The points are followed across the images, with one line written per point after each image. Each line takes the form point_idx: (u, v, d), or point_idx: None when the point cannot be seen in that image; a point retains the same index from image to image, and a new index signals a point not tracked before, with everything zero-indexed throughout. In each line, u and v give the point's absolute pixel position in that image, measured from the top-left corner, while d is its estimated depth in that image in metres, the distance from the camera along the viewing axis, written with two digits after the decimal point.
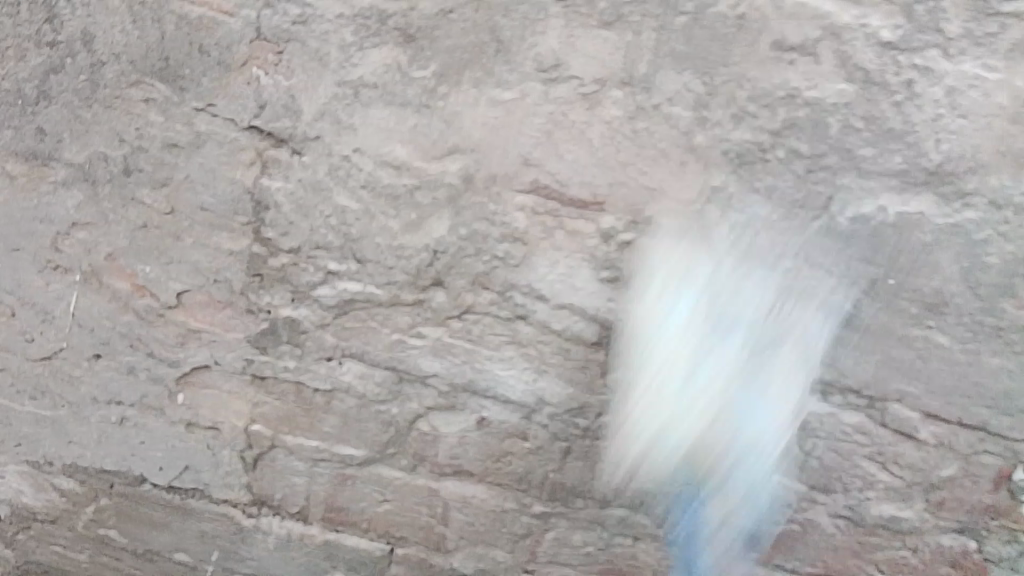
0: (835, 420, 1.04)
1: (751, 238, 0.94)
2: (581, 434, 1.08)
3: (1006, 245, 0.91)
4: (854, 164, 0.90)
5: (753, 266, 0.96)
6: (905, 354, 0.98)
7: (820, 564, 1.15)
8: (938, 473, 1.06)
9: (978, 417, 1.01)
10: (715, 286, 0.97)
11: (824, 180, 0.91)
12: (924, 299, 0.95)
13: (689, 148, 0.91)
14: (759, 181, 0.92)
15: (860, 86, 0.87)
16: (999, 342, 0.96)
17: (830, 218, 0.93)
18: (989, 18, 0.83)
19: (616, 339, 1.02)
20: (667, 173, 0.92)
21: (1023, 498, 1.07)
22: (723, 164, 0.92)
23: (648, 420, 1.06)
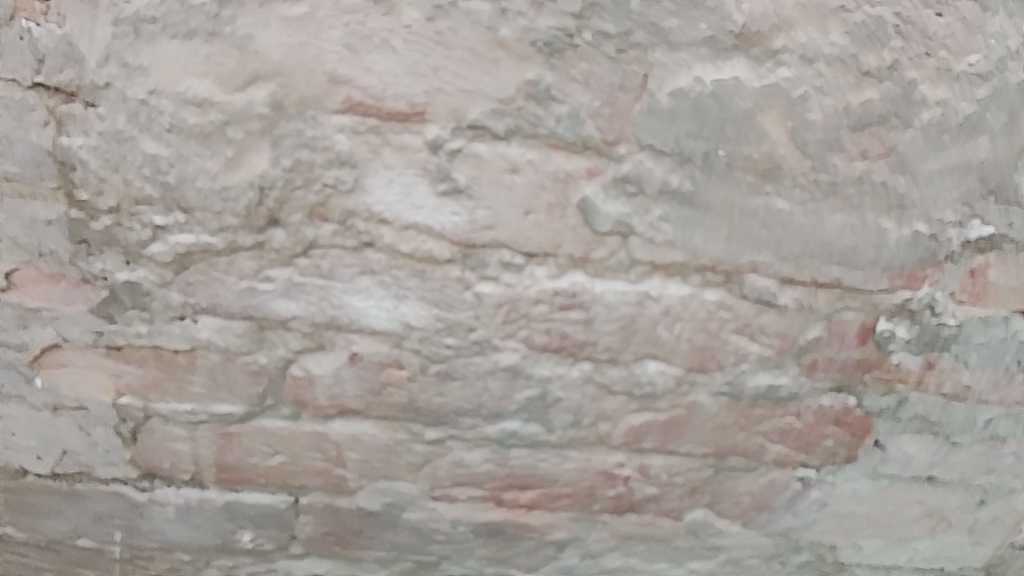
0: (696, 299, 1.06)
1: (583, 129, 0.95)
2: (453, 353, 1.08)
3: (825, 99, 0.95)
4: (661, 38, 0.91)
5: (586, 160, 0.97)
6: (751, 224, 1.01)
7: (712, 445, 1.17)
8: (805, 336, 1.10)
9: (831, 275, 1.05)
10: (553, 185, 0.98)
11: (637, 60, 0.92)
12: (758, 166, 0.98)
13: (496, 43, 0.91)
14: (575, 70, 0.92)
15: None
16: (838, 199, 1.01)
17: (650, 99, 0.94)
18: None
19: (470, 253, 1.01)
20: (481, 73, 0.92)
21: (891, 349, 1.12)
22: (535, 57, 0.92)
23: (511, 326, 1.06)
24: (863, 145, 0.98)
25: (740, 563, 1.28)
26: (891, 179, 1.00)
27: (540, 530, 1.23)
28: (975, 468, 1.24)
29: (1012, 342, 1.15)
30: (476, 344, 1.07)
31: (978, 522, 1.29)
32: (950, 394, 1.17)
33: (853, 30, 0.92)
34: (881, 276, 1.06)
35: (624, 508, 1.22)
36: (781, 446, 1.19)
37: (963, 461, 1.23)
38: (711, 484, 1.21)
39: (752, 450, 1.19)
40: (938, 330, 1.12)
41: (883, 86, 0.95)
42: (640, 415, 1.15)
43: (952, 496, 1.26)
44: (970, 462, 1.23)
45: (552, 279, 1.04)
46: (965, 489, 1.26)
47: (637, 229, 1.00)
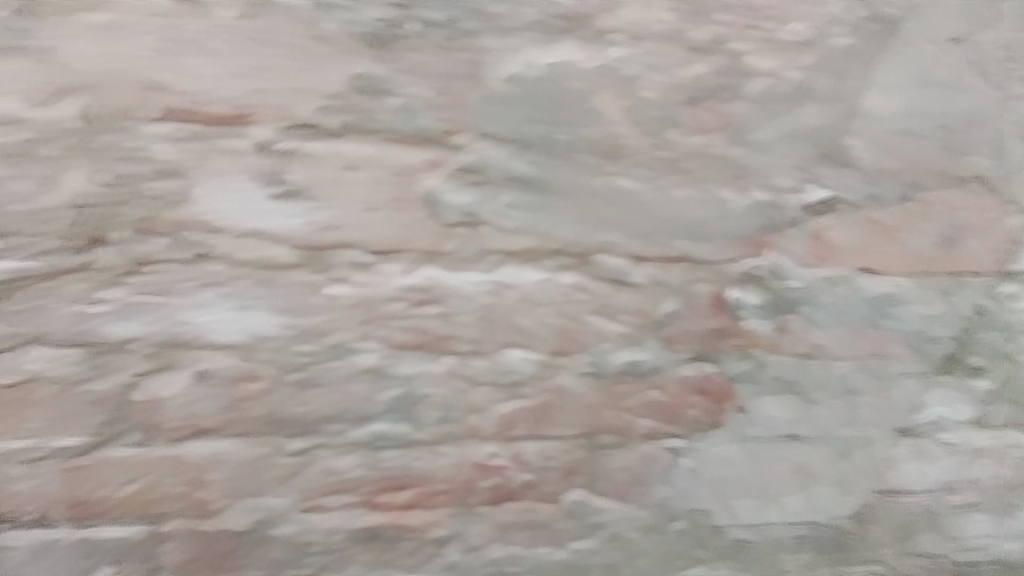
0: (553, 283, 1.06)
1: (419, 120, 0.93)
2: (312, 359, 1.05)
3: (658, 77, 0.95)
4: (491, 25, 0.90)
5: (423, 153, 0.94)
6: (597, 205, 1.01)
7: (583, 426, 1.19)
8: (662, 310, 1.12)
9: (679, 249, 1.07)
10: (394, 180, 0.95)
11: (467, 48, 0.90)
12: (599, 147, 0.98)
13: (320, 38, 0.88)
14: (404, 61, 0.90)
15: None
16: (680, 174, 1.01)
17: (484, 87, 0.92)
18: None
19: (315, 257, 0.98)
20: (304, 71, 0.89)
21: (743, 314, 1.15)
22: (362, 50, 0.89)
23: (370, 325, 1.03)
24: (699, 119, 0.98)
25: (623, 537, 1.27)
26: (728, 150, 1.00)
27: (418, 530, 1.20)
28: (837, 422, 1.27)
29: (859, 300, 1.16)
30: (334, 347, 1.04)
31: (846, 473, 1.32)
32: (806, 354, 1.20)
33: (677, 8, 0.93)
34: (727, 246, 1.08)
35: (503, 498, 1.21)
36: (649, 420, 1.21)
37: (824, 417, 1.27)
38: (587, 464, 1.22)
39: (622, 426, 1.20)
40: (787, 294, 1.14)
41: (711, 60, 0.96)
42: (512, 403, 1.15)
43: (818, 450, 1.29)
44: (832, 418, 1.27)
45: (406, 273, 1.01)
46: (830, 444, 1.29)
47: (488, 218, 0.99)
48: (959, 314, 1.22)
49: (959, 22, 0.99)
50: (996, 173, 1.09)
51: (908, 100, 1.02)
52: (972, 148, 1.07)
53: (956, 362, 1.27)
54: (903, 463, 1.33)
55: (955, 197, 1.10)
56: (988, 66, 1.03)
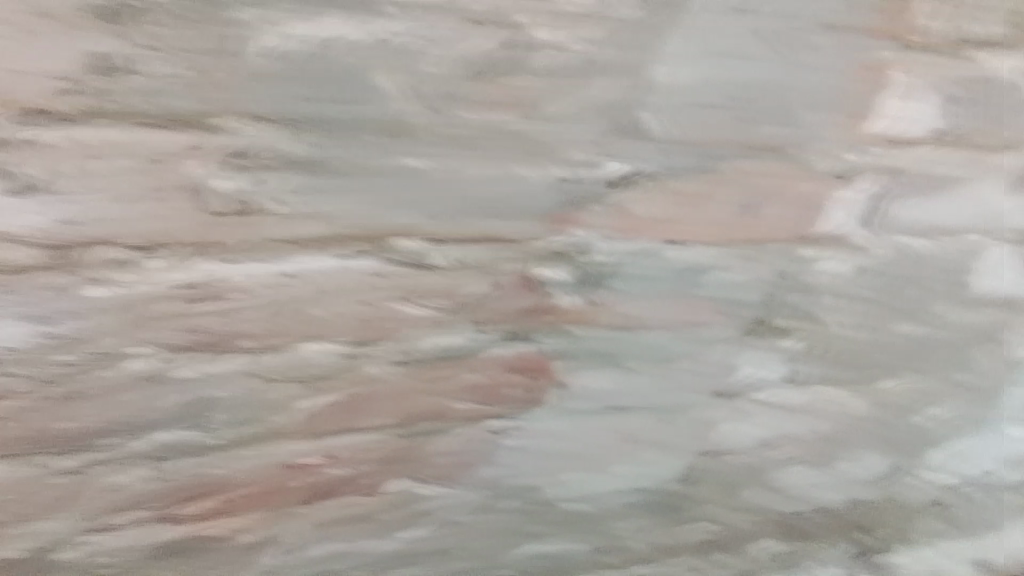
0: (348, 270, 0.98)
1: (168, 100, 0.81)
2: (80, 372, 0.97)
3: (437, 50, 0.84)
4: None
5: (184, 136, 0.83)
6: (387, 184, 0.92)
7: (397, 416, 1.17)
8: (469, 292, 1.06)
9: (484, 228, 1.00)
10: (151, 167, 0.84)
11: (214, 20, 0.78)
12: (381, 125, 0.87)
13: (37, 13, 0.75)
14: (143, 36, 0.77)
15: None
16: (472, 150, 0.92)
17: (239, 62, 0.80)
18: None
19: (78, 253, 0.87)
20: (22, 50, 0.76)
21: (554, 290, 1.10)
22: (89, 25, 0.76)
23: (131, 336, 0.96)
24: (485, 94, 0.88)
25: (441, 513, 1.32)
26: (519, 125, 0.92)
27: (230, 524, 1.21)
28: (656, 391, 1.29)
29: (667, 271, 1.13)
30: (102, 354, 0.97)
31: (670, 436, 1.36)
32: (621, 326, 1.18)
33: None
34: (531, 222, 1.01)
35: (321, 493, 1.22)
36: (463, 404, 1.20)
37: (642, 387, 1.28)
38: (403, 452, 1.22)
39: (434, 413, 1.19)
40: (598, 268, 1.10)
41: (494, 32, 0.85)
42: (317, 398, 1.11)
43: (643, 417, 1.32)
44: (649, 388, 1.28)
45: (178, 270, 0.92)
46: (651, 411, 1.32)
47: (266, 206, 0.89)
48: (762, 279, 1.21)
49: None
50: (791, 142, 1.03)
51: (700, 75, 0.95)
52: (762, 118, 1.00)
53: (764, 325, 1.27)
54: (720, 424, 1.38)
55: (752, 166, 1.04)
56: (773, 35, 0.95)
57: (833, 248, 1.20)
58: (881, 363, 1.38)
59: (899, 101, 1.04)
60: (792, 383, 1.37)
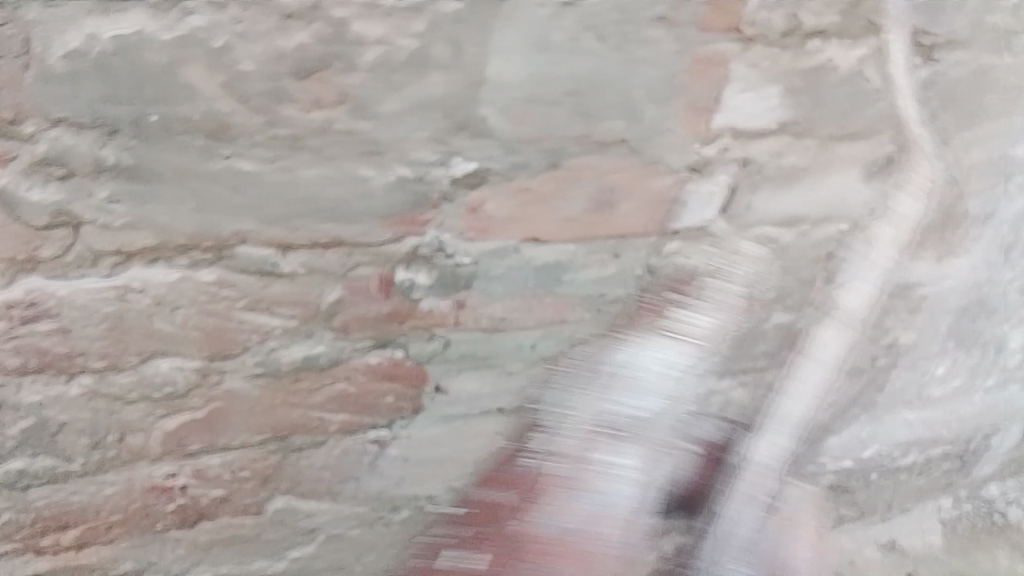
0: (191, 281, 0.94)
1: None
2: None
3: (254, 47, 0.78)
4: None
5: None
6: (218, 189, 0.87)
7: (270, 429, 1.13)
8: (325, 299, 1.03)
9: (329, 232, 0.97)
10: None
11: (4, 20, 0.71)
12: (202, 128, 0.82)
13: None
14: None
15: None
16: (305, 152, 0.88)
17: (36, 63, 0.74)
18: None
19: None
20: None
21: (417, 295, 1.08)
22: None
23: None
24: (312, 93, 0.83)
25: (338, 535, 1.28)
26: (354, 125, 0.88)
27: (102, 566, 1.16)
28: None
29: (528, 269, 1.12)
30: None
31: None
32: (489, 327, 1.16)
33: None
34: (379, 226, 0.99)
35: (189, 519, 1.17)
36: (340, 415, 1.17)
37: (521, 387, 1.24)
38: (281, 470, 1.18)
39: (310, 424, 1.15)
40: (455, 270, 1.08)
41: (314, 27, 0.79)
42: (173, 419, 1.07)
43: None
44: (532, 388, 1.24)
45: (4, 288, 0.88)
46: None
47: (84, 216, 0.85)
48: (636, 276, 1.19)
49: None
50: (637, 136, 1.05)
51: (531, 66, 0.92)
52: (607, 113, 1.01)
53: None
54: None
55: (600, 161, 1.06)
56: (606, 30, 0.93)
57: (699, 242, 1.21)
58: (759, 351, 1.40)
59: (744, 93, 1.08)
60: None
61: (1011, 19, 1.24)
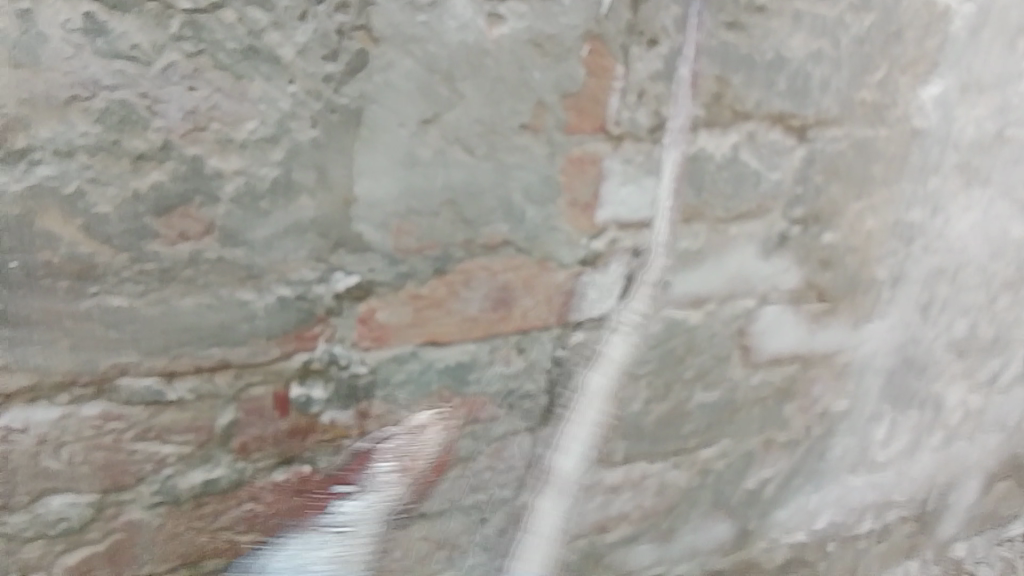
0: (74, 418, 0.91)
1: None
2: None
3: (109, 189, 0.79)
4: None
5: None
6: (94, 329, 0.87)
7: (175, 557, 1.06)
8: (220, 422, 1.01)
9: (213, 356, 0.96)
10: None
11: None
12: (68, 271, 0.82)
13: None
14: None
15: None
16: (181, 283, 0.88)
17: None
18: None
19: None
20: None
21: (317, 408, 1.06)
22: None
23: None
24: (178, 227, 0.84)
25: None
26: (227, 253, 0.89)
27: None
28: (461, 490, 1.22)
29: (431, 371, 1.12)
30: None
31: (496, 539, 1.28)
32: (400, 433, 1.13)
33: (101, 117, 0.75)
34: (268, 346, 0.99)
35: None
36: (256, 533, 1.10)
37: (444, 488, 1.20)
38: None
39: (223, 547, 1.09)
40: (354, 380, 1.07)
41: (168, 166, 0.80)
42: (74, 555, 0.99)
43: (452, 522, 1.24)
44: (451, 487, 1.21)
45: None
46: (461, 512, 1.24)
47: None
48: (542, 367, 1.20)
49: (422, 105, 0.90)
50: (524, 237, 1.07)
51: (403, 184, 0.94)
52: (487, 217, 1.02)
53: (560, 414, 1.24)
54: (542, 517, 1.31)
55: (491, 263, 1.07)
56: (470, 141, 0.95)
57: (604, 333, 1.22)
58: (690, 431, 1.38)
59: (625, 187, 1.09)
60: (604, 462, 1.33)
61: (878, 93, 1.20)
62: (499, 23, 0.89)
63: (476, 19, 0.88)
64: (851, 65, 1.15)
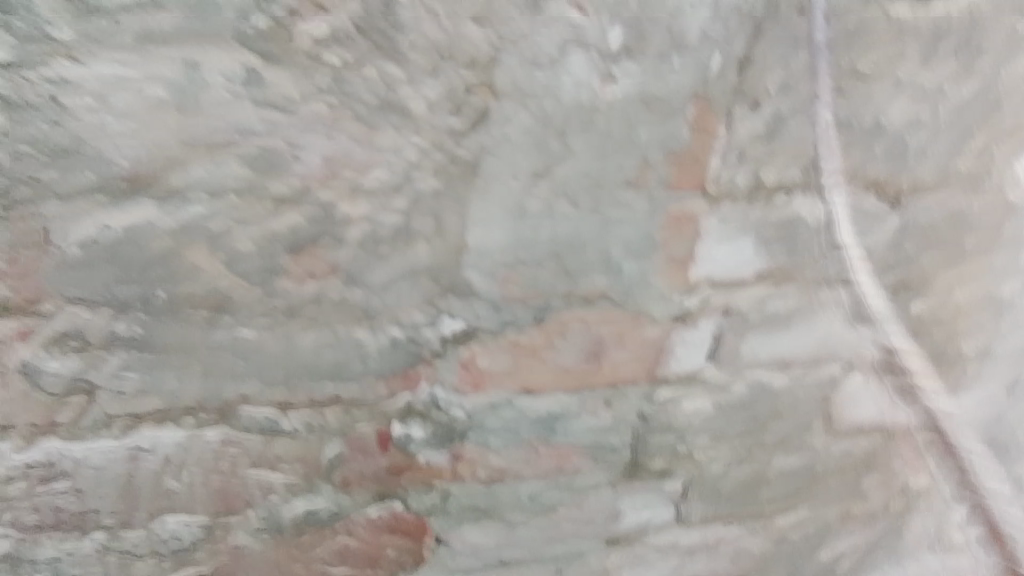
0: (198, 441, 0.99)
1: None
2: None
3: (250, 229, 0.86)
4: (46, 188, 0.78)
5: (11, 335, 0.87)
6: (224, 358, 0.95)
7: None
8: (325, 455, 1.06)
9: (327, 391, 1.03)
10: None
11: (27, 218, 0.80)
12: (207, 302, 0.90)
13: None
14: None
15: (5, 112, 0.74)
16: (304, 319, 0.95)
17: (58, 252, 0.82)
18: (95, 16, 0.71)
19: None
20: None
21: (416, 448, 1.11)
22: None
23: None
24: (307, 267, 0.91)
25: None
26: (348, 293, 0.95)
27: None
28: (543, 538, 1.25)
29: (524, 419, 1.15)
30: None
31: None
32: (489, 477, 1.17)
33: (251, 162, 0.82)
34: (375, 384, 1.04)
35: None
36: (347, 566, 1.14)
37: (527, 535, 1.23)
38: None
39: None
40: (452, 423, 1.11)
41: (304, 209, 0.87)
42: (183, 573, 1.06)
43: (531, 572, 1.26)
44: (535, 535, 1.24)
45: (20, 452, 0.93)
46: (541, 560, 1.26)
47: (100, 383, 0.93)
48: (629, 421, 1.21)
49: (531, 157, 0.94)
50: (620, 291, 1.09)
51: (510, 235, 0.99)
52: (587, 270, 1.06)
53: (642, 468, 1.26)
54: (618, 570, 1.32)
55: (588, 314, 1.10)
56: (577, 195, 1.00)
57: (691, 388, 1.23)
58: (772, 496, 1.35)
59: (720, 246, 1.11)
60: (682, 524, 1.33)
61: (976, 163, 1.19)
62: (610, 83, 0.92)
63: (591, 77, 0.91)
64: (953, 131, 1.14)
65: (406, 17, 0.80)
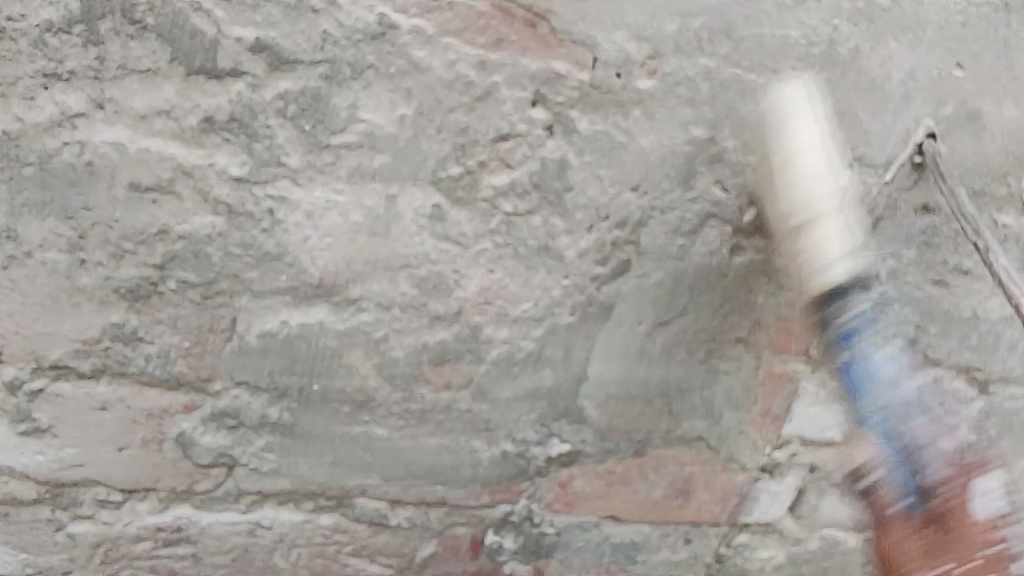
0: (311, 524, 1.07)
1: (144, 393, 0.96)
2: None
3: (405, 339, 0.98)
4: (245, 286, 0.92)
5: (172, 409, 0.98)
6: (354, 450, 1.03)
7: None
8: (420, 553, 1.12)
9: (436, 493, 1.09)
10: (139, 428, 0.98)
11: (220, 306, 0.93)
12: (354, 398, 1.00)
13: (77, 290, 0.90)
14: (160, 314, 0.92)
15: (226, 218, 0.89)
16: (431, 424, 1.04)
17: (239, 340, 0.95)
18: (322, 149, 0.88)
19: (84, 487, 1.01)
20: (60, 317, 0.91)
21: (503, 559, 1.16)
22: (118, 302, 0.91)
23: (100, 550, 1.03)
24: (445, 377, 1.01)
25: None
26: (474, 406, 1.04)
27: None
28: None
29: (607, 544, 1.19)
30: (75, 557, 1.03)
31: None
32: None
33: (418, 282, 0.95)
34: (479, 492, 1.10)
35: None
36: None
37: None
38: None
39: None
40: (540, 537, 1.15)
41: (454, 328, 0.98)
42: None
43: None
44: None
45: (154, 513, 1.03)
46: None
47: (240, 460, 1.01)
48: (703, 560, 1.24)
49: (652, 305, 1.02)
50: (716, 437, 1.14)
51: (627, 371, 1.06)
52: (689, 414, 1.11)
53: None
54: None
55: (683, 453, 1.15)
56: (690, 344, 1.06)
57: (766, 538, 1.26)
58: None
59: (811, 407, 1.15)
60: None
61: None
62: (741, 253, 1.01)
63: (724, 246, 1.00)
64: None
65: (576, 179, 0.94)
